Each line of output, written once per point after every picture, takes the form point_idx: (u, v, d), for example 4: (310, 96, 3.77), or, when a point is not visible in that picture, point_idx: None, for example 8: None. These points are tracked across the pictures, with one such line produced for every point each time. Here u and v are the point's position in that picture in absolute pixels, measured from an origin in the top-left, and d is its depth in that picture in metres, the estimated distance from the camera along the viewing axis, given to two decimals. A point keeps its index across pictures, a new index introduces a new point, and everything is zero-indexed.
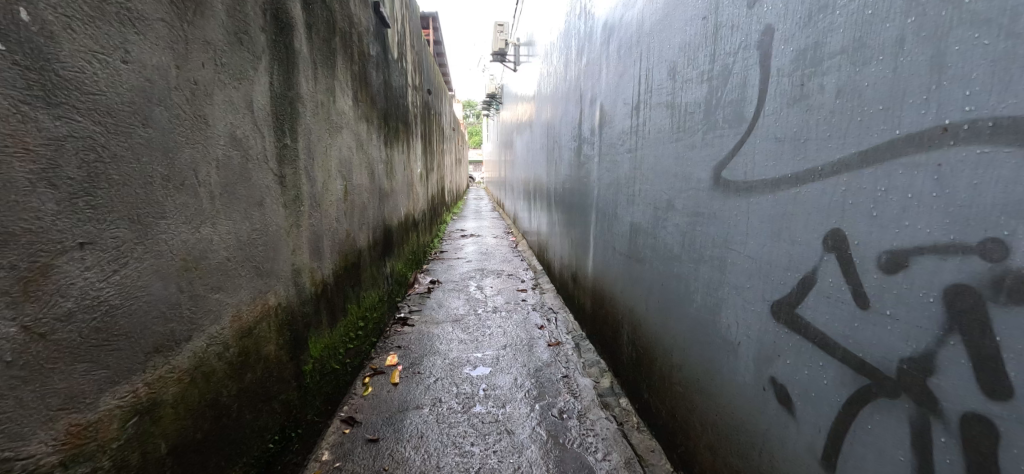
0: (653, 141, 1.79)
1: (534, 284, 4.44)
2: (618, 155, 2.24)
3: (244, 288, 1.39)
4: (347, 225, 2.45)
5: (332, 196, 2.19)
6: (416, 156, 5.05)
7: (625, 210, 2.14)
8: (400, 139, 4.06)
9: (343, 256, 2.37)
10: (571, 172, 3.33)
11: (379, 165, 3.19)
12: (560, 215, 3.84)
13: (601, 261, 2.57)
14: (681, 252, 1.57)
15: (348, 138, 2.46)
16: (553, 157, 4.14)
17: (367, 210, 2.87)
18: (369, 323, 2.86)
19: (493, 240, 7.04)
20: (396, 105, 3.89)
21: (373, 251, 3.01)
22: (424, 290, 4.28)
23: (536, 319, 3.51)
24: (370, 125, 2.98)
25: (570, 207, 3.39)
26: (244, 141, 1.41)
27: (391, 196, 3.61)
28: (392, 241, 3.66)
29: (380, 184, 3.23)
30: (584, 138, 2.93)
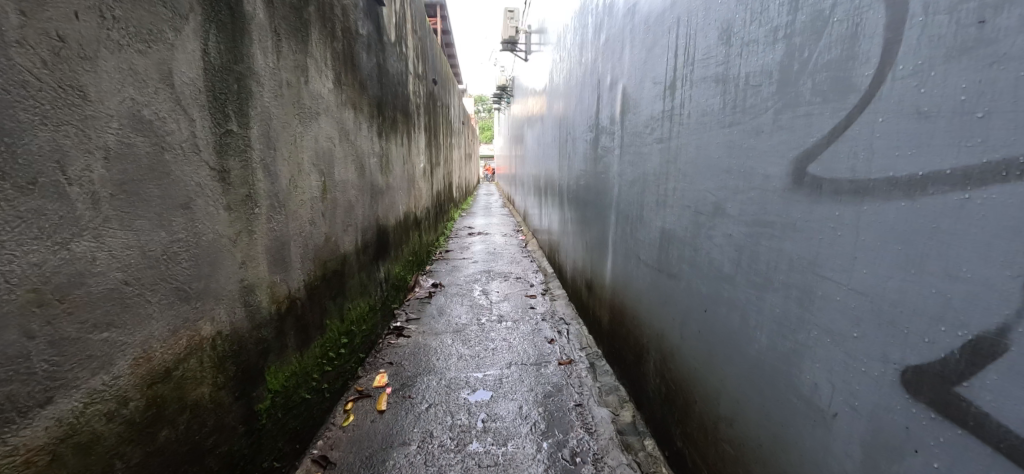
0: (696, 127, 1.40)
1: (545, 290, 4.06)
2: (645, 146, 1.85)
3: (157, 319, 1.05)
4: (327, 228, 2.10)
5: (305, 195, 1.85)
6: (419, 150, 4.68)
7: (654, 213, 1.76)
8: (399, 131, 3.70)
9: (321, 264, 2.03)
10: (587, 166, 2.94)
11: (371, 159, 2.84)
12: (573, 214, 3.45)
13: (623, 272, 2.18)
14: (737, 272, 1.18)
15: (329, 126, 2.12)
16: (566, 150, 3.75)
17: (355, 210, 2.53)
18: (357, 337, 2.52)
19: (502, 238, 6.66)
20: (394, 92, 3.52)
21: (363, 255, 2.66)
22: (425, 294, 3.93)
23: (546, 331, 3.14)
24: (361, 113, 2.63)
25: (586, 206, 3.00)
26: (158, 125, 1.06)
27: (387, 193, 3.27)
28: (388, 243, 3.30)
29: (373, 181, 2.88)
30: (602, 128, 2.53)
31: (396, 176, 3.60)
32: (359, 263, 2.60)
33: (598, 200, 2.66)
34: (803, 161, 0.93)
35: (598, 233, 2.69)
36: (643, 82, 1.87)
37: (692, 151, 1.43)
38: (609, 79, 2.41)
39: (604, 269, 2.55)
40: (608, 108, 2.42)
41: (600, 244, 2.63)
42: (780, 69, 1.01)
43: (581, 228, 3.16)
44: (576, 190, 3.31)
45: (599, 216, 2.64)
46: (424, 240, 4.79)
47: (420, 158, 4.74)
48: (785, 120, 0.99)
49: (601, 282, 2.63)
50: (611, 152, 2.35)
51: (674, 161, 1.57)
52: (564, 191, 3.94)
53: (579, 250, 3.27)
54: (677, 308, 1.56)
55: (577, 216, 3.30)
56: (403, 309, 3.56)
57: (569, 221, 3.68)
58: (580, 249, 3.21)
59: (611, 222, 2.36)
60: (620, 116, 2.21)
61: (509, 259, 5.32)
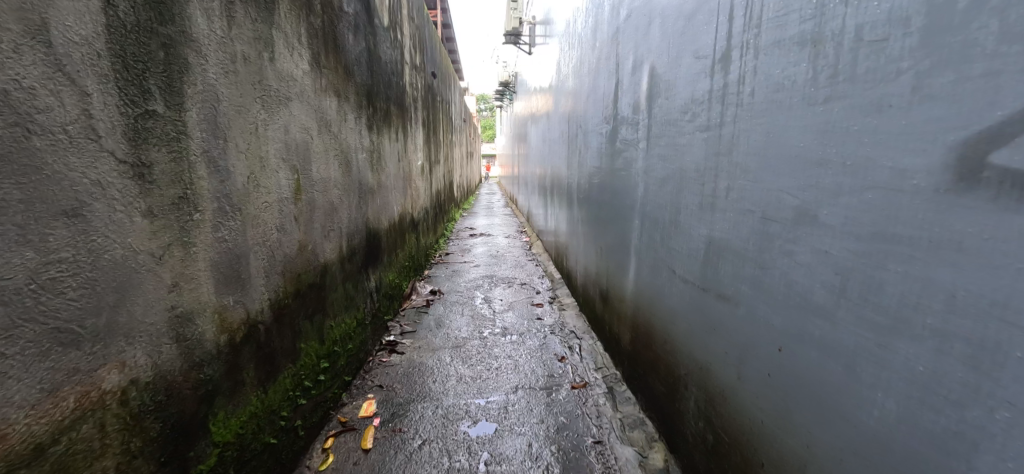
0: (764, 108, 1.08)
1: (552, 298, 3.73)
2: (682, 136, 1.52)
3: (18, 379, 0.75)
4: (302, 234, 1.78)
5: (271, 195, 1.53)
6: (417, 146, 4.35)
7: (697, 218, 1.42)
8: (393, 125, 3.37)
9: (294, 277, 1.71)
10: (601, 162, 2.61)
11: (359, 154, 2.51)
12: (585, 216, 3.11)
13: (649, 286, 1.85)
14: (849, 306, 0.85)
15: (305, 115, 1.79)
16: (576, 145, 3.41)
17: (340, 212, 2.20)
18: (342, 358, 2.19)
19: (504, 240, 6.33)
20: (387, 82, 3.18)
21: (349, 264, 2.33)
22: (422, 303, 3.60)
23: (556, 347, 2.81)
24: (347, 102, 2.30)
25: (600, 208, 2.67)
26: (20, 99, 0.74)
27: (378, 193, 2.94)
28: (380, 248, 2.98)
29: (361, 179, 2.56)
30: (622, 117, 2.20)
31: (390, 174, 3.27)
32: (345, 273, 2.27)
33: (616, 201, 2.33)
34: (982, 145, 0.61)
35: (615, 238, 2.35)
36: (679, 58, 1.53)
37: (757, 139, 1.10)
38: (631, 61, 2.07)
39: (624, 281, 2.22)
40: (630, 95, 2.09)
41: (619, 251, 2.30)
42: (928, 13, 0.69)
43: (595, 232, 2.82)
44: (588, 190, 2.97)
45: (617, 219, 2.31)
46: (422, 243, 4.45)
47: (418, 155, 4.41)
48: (945, 86, 0.67)
49: (620, 295, 2.29)
50: (634, 145, 2.02)
51: (727, 152, 1.24)
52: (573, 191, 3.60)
53: (591, 257, 2.93)
54: (734, 340, 1.23)
55: (589, 219, 2.97)
56: (397, 320, 3.23)
57: (579, 224, 3.35)
58: (593, 256, 2.87)
59: (634, 227, 2.02)
60: (646, 103, 1.88)
61: (512, 262, 4.99)
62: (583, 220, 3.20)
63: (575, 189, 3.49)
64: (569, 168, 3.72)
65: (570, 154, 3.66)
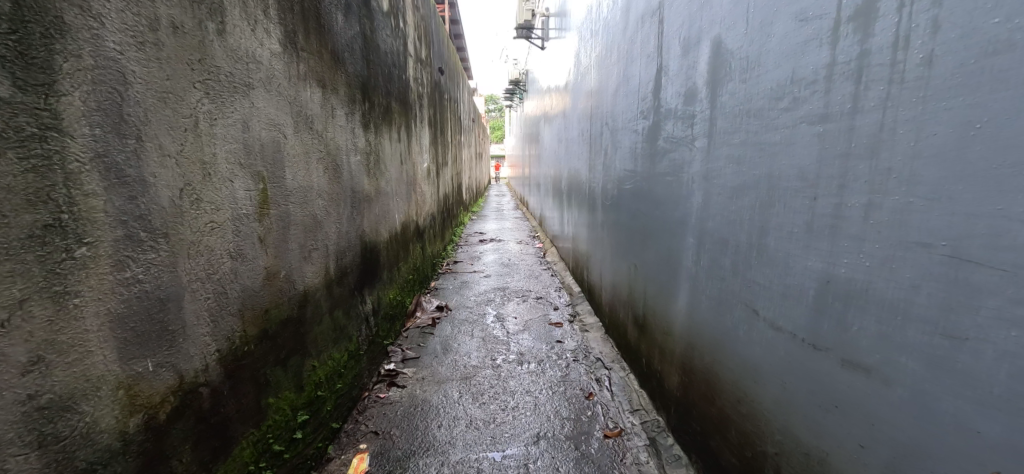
0: (960, 82, 0.68)
1: (573, 316, 3.31)
2: (769, 131, 1.11)
3: None
4: (272, 259, 1.40)
5: (221, 212, 1.16)
6: (422, 147, 3.96)
7: (799, 244, 1.01)
8: (394, 123, 3.00)
9: (260, 314, 1.33)
10: (636, 165, 2.19)
11: (352, 157, 2.13)
12: (612, 226, 2.70)
13: (709, 325, 1.44)
14: None
15: (275, 108, 1.42)
16: (599, 145, 3.00)
17: (326, 226, 1.83)
18: (328, 402, 1.81)
19: (516, 247, 5.92)
20: (388, 74, 2.80)
21: (339, 287, 1.95)
22: (427, 322, 3.21)
23: (582, 380, 2.40)
24: (337, 95, 1.93)
25: (634, 217, 2.25)
26: None
27: (377, 200, 2.56)
28: (379, 264, 2.60)
29: (355, 186, 2.18)
30: (667, 109, 1.78)
31: (390, 178, 2.89)
32: (333, 298, 1.90)
33: (657, 211, 1.91)
34: None
35: (656, 257, 1.94)
36: (765, 24, 1.12)
37: (941, 131, 0.70)
38: (681, 39, 1.65)
39: (669, 311, 1.80)
40: (679, 82, 1.68)
41: (661, 273, 1.88)
42: None
43: (625, 247, 2.41)
44: (616, 196, 2.56)
45: (658, 234, 1.89)
46: (428, 253, 4.07)
47: (424, 157, 4.03)
48: None
49: (662, 327, 1.88)
50: (686, 144, 1.61)
51: (867, 153, 0.83)
52: (596, 197, 3.18)
53: (620, 275, 2.52)
54: (882, 435, 0.82)
55: (619, 231, 2.55)
56: (399, 343, 2.85)
57: (604, 235, 2.93)
58: (623, 274, 2.46)
59: (686, 246, 1.61)
60: (704, 90, 1.47)
61: (526, 272, 4.58)
62: (609, 231, 2.78)
63: (598, 195, 3.08)
64: (591, 171, 3.30)
65: (592, 157, 3.24)
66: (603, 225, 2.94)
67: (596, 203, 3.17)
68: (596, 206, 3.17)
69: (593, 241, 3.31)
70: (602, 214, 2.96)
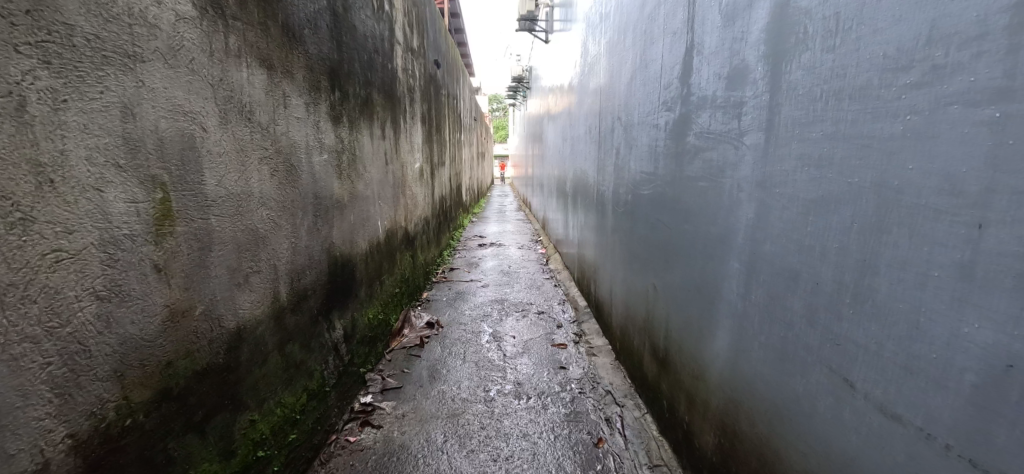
0: None
1: (580, 335, 2.94)
2: (881, 119, 0.75)
3: None
4: (180, 293, 1.05)
5: (77, 236, 0.81)
6: (414, 146, 3.59)
7: (952, 296, 0.64)
8: (378, 117, 2.63)
9: (158, 369, 0.99)
10: (657, 166, 1.82)
11: (317, 156, 1.77)
12: (624, 237, 2.33)
13: (765, 382, 1.08)
14: None
15: (187, 91, 1.06)
16: (609, 142, 2.62)
17: (276, 242, 1.47)
18: (275, 460, 1.46)
19: (517, 252, 5.54)
20: (368, 61, 2.43)
21: (295, 315, 1.60)
22: (415, 342, 2.85)
23: (591, 420, 2.03)
24: (294, 79, 1.57)
25: (654, 228, 1.88)
26: None
27: (354, 205, 2.20)
28: (356, 281, 2.23)
29: (322, 191, 1.82)
30: (703, 96, 1.41)
31: (373, 180, 2.53)
32: (287, 329, 1.54)
33: (686, 224, 1.54)
34: None
35: (684, 278, 1.57)
36: None
37: None
38: (722, 5, 1.28)
39: (701, 350, 1.44)
40: (721, 60, 1.30)
41: (690, 300, 1.52)
42: None
43: (642, 262, 2.04)
44: (631, 202, 2.19)
45: (687, 253, 1.52)
46: (420, 261, 3.70)
47: (416, 156, 3.66)
48: None
49: (690, 368, 1.52)
50: (730, 139, 1.24)
51: None
52: (606, 202, 2.80)
53: (635, 295, 2.15)
54: None
55: (633, 242, 2.18)
56: (379, 369, 2.48)
57: (615, 245, 2.56)
58: (639, 294, 2.09)
59: (731, 272, 1.24)
60: (762, 66, 1.09)
61: (527, 282, 4.20)
62: (621, 241, 2.41)
63: (608, 200, 2.70)
64: (600, 173, 2.92)
65: (600, 157, 2.87)
66: (614, 233, 2.57)
67: (605, 208, 2.80)
68: (606, 211, 2.79)
69: (601, 250, 2.94)
70: (613, 220, 2.59)
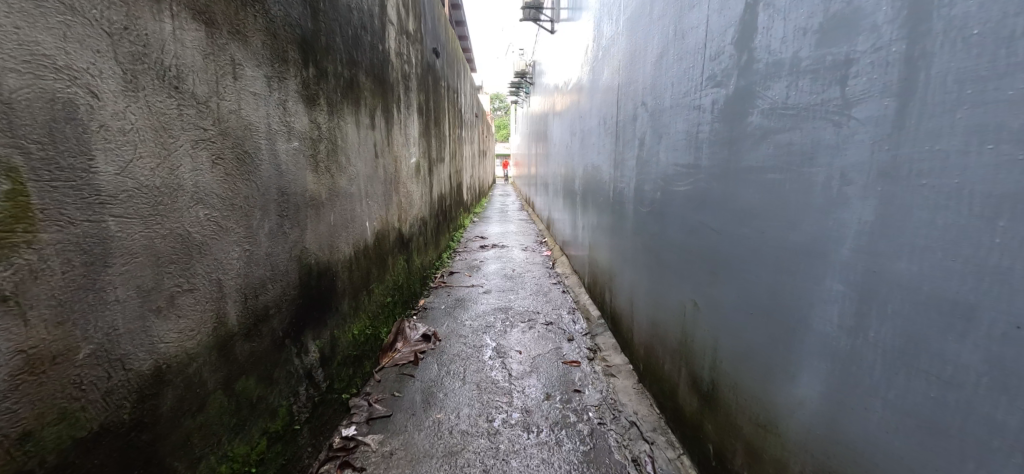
0: None
1: (595, 351, 2.60)
2: None
3: None
4: (48, 331, 0.73)
5: None
6: (410, 139, 3.25)
7: None
8: (367, 103, 2.29)
9: (3, 447, 0.69)
10: (700, 156, 1.48)
11: (284, 143, 1.44)
12: (648, 242, 2.00)
13: (902, 457, 0.77)
14: None
15: (62, 39, 0.74)
16: (628, 131, 2.29)
17: (223, 250, 1.14)
18: None
19: (521, 254, 5.19)
20: (354, 36, 2.09)
21: (252, 341, 1.27)
22: (409, 359, 2.51)
23: (615, 461, 1.70)
24: (250, 44, 1.24)
25: (691, 232, 1.56)
26: None
27: (335, 203, 1.87)
28: (338, 292, 1.90)
29: (291, 186, 1.49)
30: (777, 61, 1.08)
31: (360, 174, 2.19)
32: (239, 361, 1.21)
33: (743, 228, 1.22)
34: None
35: (739, 297, 1.25)
36: None
37: None
38: None
39: (773, 391, 1.12)
40: (809, 9, 0.97)
41: (750, 325, 1.20)
42: None
43: (674, 271, 1.71)
44: (659, 201, 1.86)
45: (747, 265, 1.20)
46: (416, 265, 3.36)
47: (412, 151, 3.33)
48: None
49: (753, 410, 1.20)
50: (830, 113, 0.90)
51: None
52: (622, 200, 2.46)
53: (664, 310, 1.82)
54: None
55: (661, 247, 1.85)
56: (366, 392, 2.15)
57: (635, 249, 2.23)
58: (669, 310, 1.77)
59: (832, 295, 0.92)
60: (894, 3, 0.76)
61: (533, 287, 3.86)
62: (644, 246, 2.08)
63: (626, 199, 2.37)
64: (616, 169, 2.58)
65: (617, 150, 2.53)
66: (634, 235, 2.24)
67: (622, 208, 2.48)
68: (623, 211, 2.47)
69: (617, 255, 2.61)
70: (633, 222, 2.26)
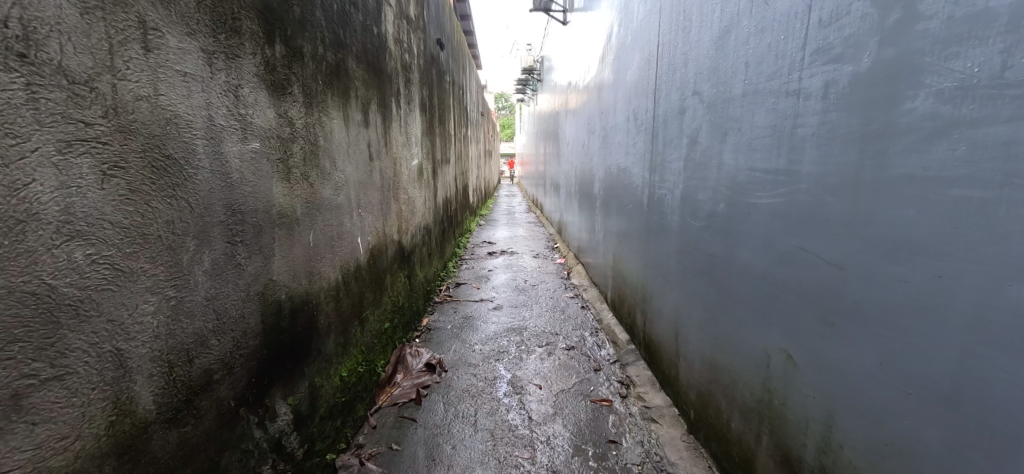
0: None
1: (629, 386, 2.21)
2: None
3: None
4: None
5: None
6: (411, 139, 2.86)
7: None
8: (360, 95, 1.91)
9: None
10: (796, 159, 1.09)
11: (236, 144, 1.06)
12: (699, 264, 1.61)
13: None
14: None
15: None
16: (671, 128, 1.89)
17: (126, 304, 0.76)
18: None
19: (532, 262, 4.79)
20: (341, 12, 1.70)
21: (182, 427, 0.89)
22: (409, 396, 2.13)
23: None
24: (176, 1, 0.87)
25: (775, 259, 1.17)
26: None
27: (315, 218, 1.49)
28: (320, 329, 1.51)
29: (248, 201, 1.11)
30: (984, 12, 0.69)
31: (350, 181, 1.81)
32: (159, 462, 0.84)
33: (891, 265, 0.83)
34: None
35: (881, 363, 0.87)
36: None
37: None
38: None
39: None
40: None
41: (910, 408, 0.81)
42: None
43: (743, 305, 1.32)
44: (718, 214, 1.47)
45: (900, 322, 0.82)
46: (418, 280, 2.97)
47: (414, 151, 2.94)
48: None
49: None
50: None
51: None
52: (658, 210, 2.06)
53: (726, 352, 1.43)
54: None
55: (719, 271, 1.46)
56: (357, 445, 1.77)
57: (677, 268, 1.84)
58: (733, 353, 1.38)
59: None
60: None
61: (548, 301, 3.46)
62: (691, 266, 1.69)
63: (664, 208, 1.99)
64: (649, 172, 2.19)
65: (651, 150, 2.14)
66: (676, 252, 1.85)
67: (656, 218, 2.09)
68: (657, 221, 2.08)
69: (649, 272, 2.22)
70: (674, 235, 1.87)
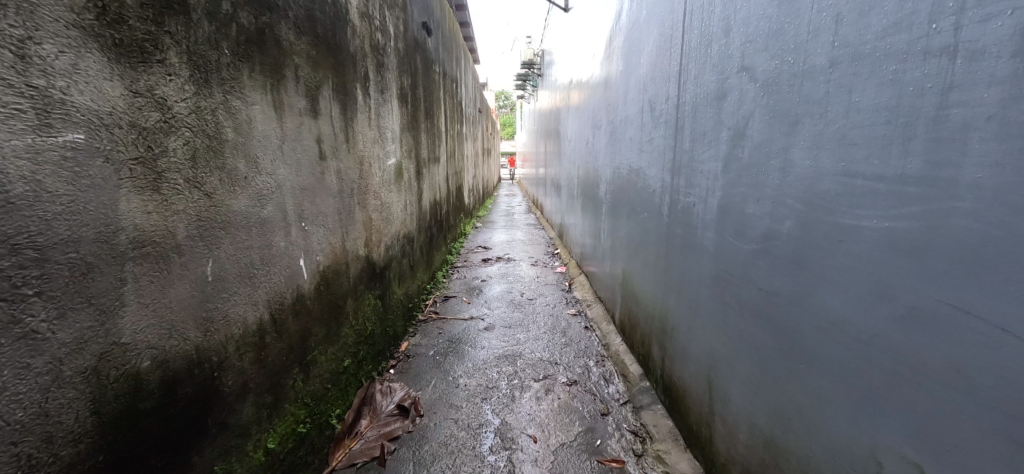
0: None
1: (645, 440, 1.77)
2: None
3: None
4: None
5: None
6: (387, 133, 2.42)
7: None
8: (303, 76, 1.48)
9: None
10: (947, 159, 0.67)
11: (21, 134, 0.66)
12: (749, 303, 1.19)
13: None
14: None
15: None
16: (704, 118, 1.46)
17: None
18: None
19: (531, 271, 4.35)
20: None
21: None
22: (371, 454, 1.70)
23: None
24: None
25: (895, 317, 0.76)
26: None
27: (220, 241, 1.07)
28: (226, 394, 1.09)
29: (53, 228, 0.70)
30: None
31: (287, 186, 1.38)
32: None
33: None
34: None
35: None
36: None
37: None
38: None
39: None
40: None
41: None
42: None
43: (825, 372, 0.92)
44: (780, 237, 1.05)
45: None
46: (395, 300, 2.53)
47: (391, 149, 2.50)
48: None
49: None
50: None
51: None
52: (683, 222, 1.64)
53: (793, 430, 1.03)
54: None
55: (780, 316, 1.05)
56: None
57: (711, 301, 1.42)
58: (807, 435, 0.98)
59: None
60: None
61: (548, 319, 3.02)
62: (733, 302, 1.27)
63: (692, 222, 1.56)
64: (669, 175, 1.76)
65: (674, 147, 1.71)
66: (708, 280, 1.43)
67: (680, 233, 1.67)
68: (681, 236, 1.66)
69: (669, 299, 1.80)
70: (705, 258, 1.45)
